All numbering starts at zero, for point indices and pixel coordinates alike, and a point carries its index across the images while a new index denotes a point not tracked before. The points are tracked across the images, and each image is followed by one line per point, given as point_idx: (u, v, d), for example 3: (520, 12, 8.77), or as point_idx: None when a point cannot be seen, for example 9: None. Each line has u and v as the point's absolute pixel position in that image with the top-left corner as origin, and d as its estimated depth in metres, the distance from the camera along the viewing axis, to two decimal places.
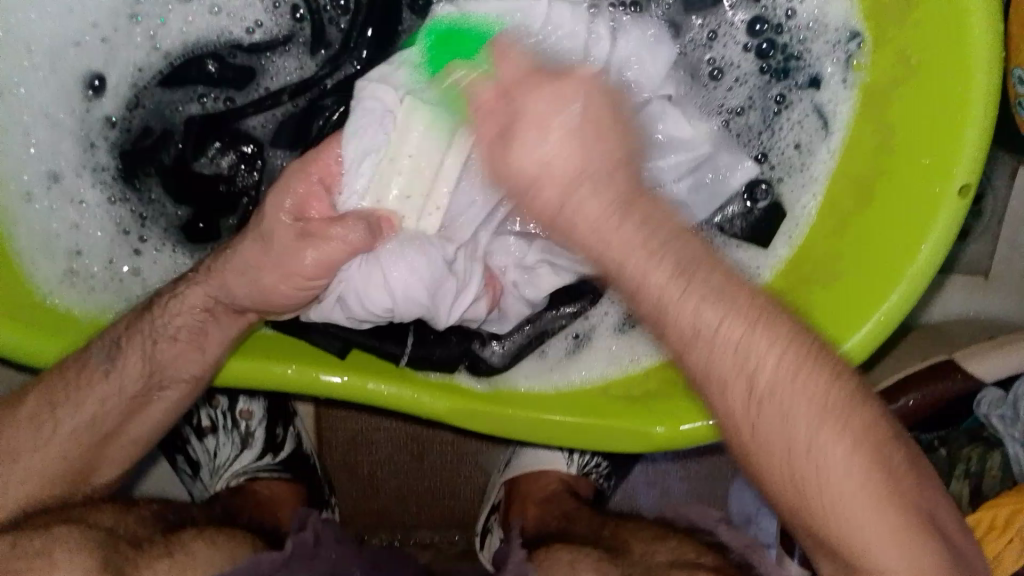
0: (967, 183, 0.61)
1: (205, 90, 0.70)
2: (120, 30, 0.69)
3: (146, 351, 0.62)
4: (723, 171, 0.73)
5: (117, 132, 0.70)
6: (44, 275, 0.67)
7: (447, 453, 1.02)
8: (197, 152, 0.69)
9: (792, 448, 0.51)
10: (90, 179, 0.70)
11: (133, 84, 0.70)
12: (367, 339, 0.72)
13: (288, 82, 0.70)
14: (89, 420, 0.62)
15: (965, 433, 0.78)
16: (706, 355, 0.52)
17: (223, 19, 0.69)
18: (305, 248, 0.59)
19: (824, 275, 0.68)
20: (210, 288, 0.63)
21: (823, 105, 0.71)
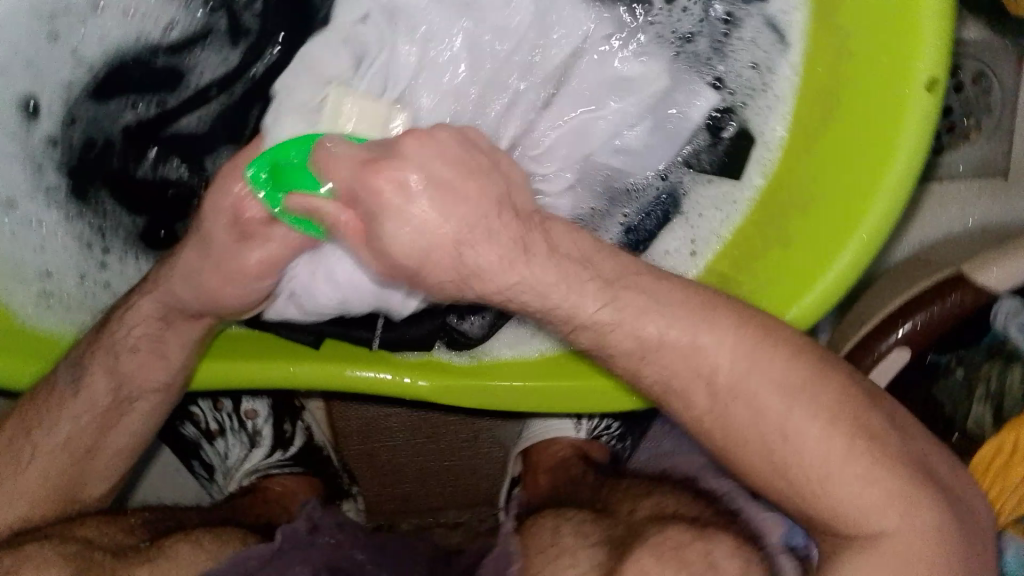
0: (934, 77, 0.56)
1: (133, 95, 0.68)
2: (43, 49, 0.68)
3: (109, 365, 0.63)
4: (680, 106, 0.70)
5: (60, 151, 0.70)
6: (20, 301, 0.68)
7: (463, 433, 1.00)
8: (138, 160, 0.69)
9: (766, 433, 0.51)
10: (44, 202, 0.71)
11: (65, 101, 0.69)
12: (335, 326, 0.71)
13: (215, 75, 0.68)
14: (64, 441, 0.63)
15: (984, 349, 0.73)
16: (662, 367, 0.52)
17: (136, 20, 0.68)
18: (246, 251, 0.57)
19: (801, 201, 0.64)
20: (159, 297, 0.61)
21: (774, 17, 0.66)
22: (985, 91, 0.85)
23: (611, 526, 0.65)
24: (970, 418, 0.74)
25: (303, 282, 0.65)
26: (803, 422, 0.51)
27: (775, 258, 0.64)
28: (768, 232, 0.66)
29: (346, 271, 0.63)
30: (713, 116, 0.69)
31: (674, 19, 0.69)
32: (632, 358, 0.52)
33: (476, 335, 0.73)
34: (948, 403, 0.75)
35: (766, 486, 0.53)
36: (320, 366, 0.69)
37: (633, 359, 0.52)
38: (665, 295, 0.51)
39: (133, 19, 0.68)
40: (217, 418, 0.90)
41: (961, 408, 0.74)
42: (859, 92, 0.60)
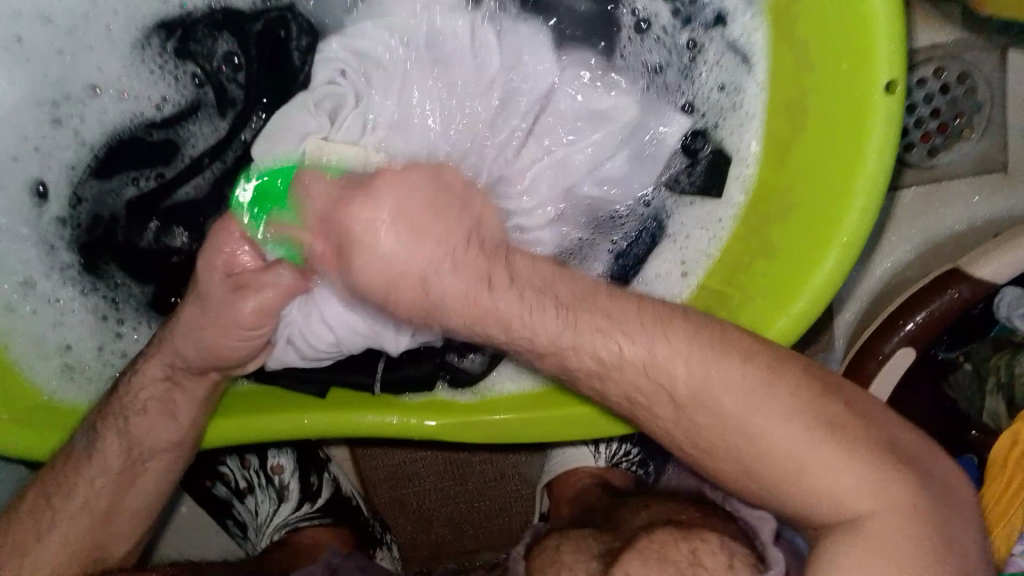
0: (892, 80, 0.57)
1: (131, 171, 0.72)
2: (47, 136, 0.73)
3: (120, 428, 0.67)
4: (657, 132, 0.72)
5: (70, 230, 0.74)
6: (45, 378, 0.73)
7: (488, 471, 1.01)
8: (141, 230, 0.72)
9: (731, 434, 0.50)
10: (60, 280, 0.74)
11: (71, 182, 0.73)
12: (336, 373, 0.74)
13: (207, 145, 0.72)
14: (82, 504, 0.66)
15: (993, 341, 0.73)
16: (626, 376, 0.51)
17: (129, 102, 0.73)
18: (240, 300, 0.62)
19: (783, 211, 0.65)
20: (163, 358, 0.66)
21: (736, 39, 0.68)
22: (971, 89, 0.84)
23: (612, 537, 0.66)
24: (986, 410, 0.73)
25: (299, 326, 0.68)
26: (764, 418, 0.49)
27: (764, 272, 0.65)
28: (754, 245, 0.67)
29: (338, 320, 0.68)
30: (686, 139, 0.71)
31: (645, 50, 0.71)
32: (598, 375, 0.52)
33: (476, 371, 0.75)
34: (961, 398, 0.75)
35: (739, 486, 0.51)
36: (329, 416, 0.71)
37: (598, 366, 0.52)
38: (618, 312, 0.51)
39: (128, 100, 0.73)
40: (244, 475, 0.92)
41: (976, 403, 0.74)
42: (825, 101, 0.61)
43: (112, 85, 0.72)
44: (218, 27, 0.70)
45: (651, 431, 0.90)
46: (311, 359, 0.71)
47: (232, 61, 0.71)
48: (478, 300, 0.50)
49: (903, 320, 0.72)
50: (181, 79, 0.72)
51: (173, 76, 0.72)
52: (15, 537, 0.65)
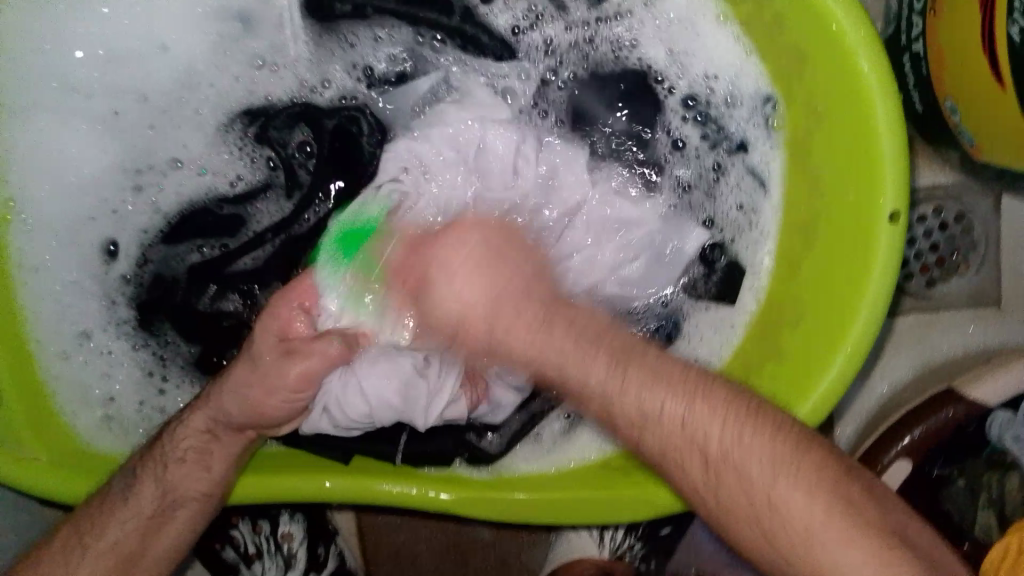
0: (896, 210, 0.63)
1: (198, 238, 0.81)
2: (127, 200, 0.81)
3: (157, 475, 0.71)
4: (679, 241, 0.78)
5: (132, 287, 0.81)
6: (85, 426, 0.77)
7: (489, 558, 1.03)
8: (199, 294, 0.81)
9: (754, 500, 0.56)
10: (115, 333, 0.80)
11: (139, 244, 0.81)
12: (362, 444, 0.79)
13: (271, 222, 0.82)
14: (112, 544, 0.69)
15: (985, 459, 0.78)
16: (659, 437, 0.58)
17: (205, 178, 0.82)
18: (288, 363, 0.69)
19: (791, 321, 0.71)
20: (209, 411, 0.72)
21: (755, 165, 0.76)
22: (967, 228, 0.92)
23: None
24: (977, 524, 0.77)
25: (336, 397, 0.74)
26: (789, 489, 0.55)
27: (771, 372, 0.70)
28: (764, 348, 0.73)
29: (376, 386, 0.74)
30: (704, 250, 0.78)
31: (674, 168, 0.79)
32: (633, 431, 0.59)
33: (493, 451, 0.80)
34: (956, 512, 0.79)
35: (753, 548, 0.57)
36: (350, 481, 0.74)
37: (635, 421, 0.58)
38: (664, 372, 0.58)
39: (206, 176, 0.82)
40: (254, 540, 0.94)
41: (969, 517, 0.78)
42: (834, 224, 0.68)
43: (191, 163, 0.82)
44: (297, 120, 0.81)
45: (656, 526, 0.96)
46: (342, 428, 0.76)
47: (306, 150, 0.82)
48: (540, 364, 0.58)
49: (903, 431, 0.78)
50: (256, 161, 0.82)
51: (249, 158, 0.82)
52: (40, 572, 0.68)
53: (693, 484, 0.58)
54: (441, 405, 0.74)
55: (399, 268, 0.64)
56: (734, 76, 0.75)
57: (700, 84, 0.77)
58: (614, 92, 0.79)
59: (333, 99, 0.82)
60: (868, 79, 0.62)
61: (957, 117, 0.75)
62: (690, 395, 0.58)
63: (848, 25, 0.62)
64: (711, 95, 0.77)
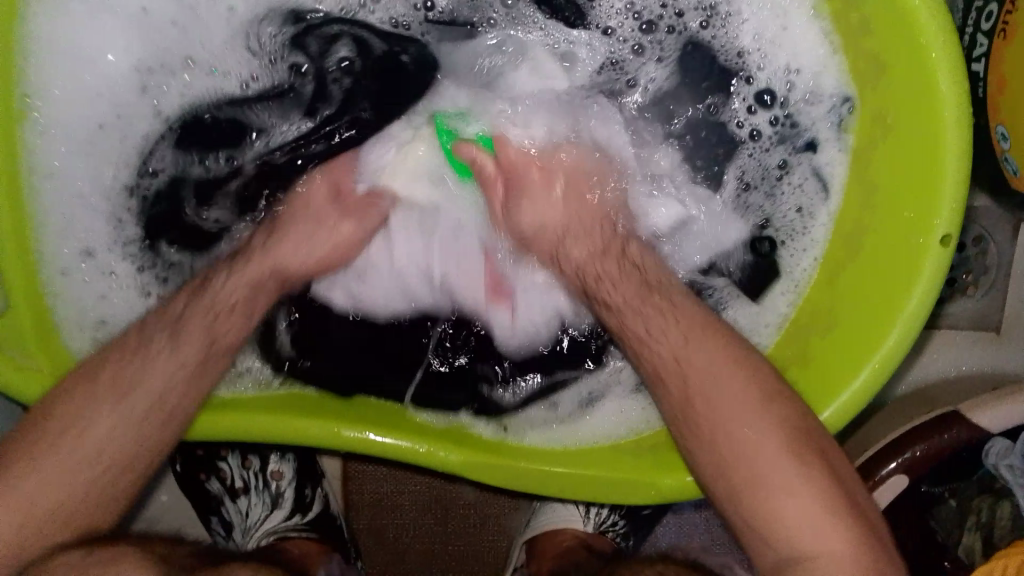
0: (948, 235, 0.64)
1: (209, 148, 0.80)
2: (133, 103, 0.79)
3: (178, 396, 0.70)
4: (722, 234, 0.81)
5: (135, 199, 0.80)
6: (81, 347, 0.77)
7: (471, 517, 1.03)
8: (202, 209, 0.80)
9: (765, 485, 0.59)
10: (120, 253, 0.80)
11: (141, 149, 0.80)
12: (373, 363, 0.81)
13: (286, 138, 0.80)
14: (129, 458, 0.66)
15: (976, 483, 0.80)
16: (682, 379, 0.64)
17: (219, 80, 0.80)
18: (319, 241, 0.78)
19: (824, 325, 0.72)
20: (239, 326, 0.74)
21: (821, 168, 0.76)
22: (983, 250, 0.93)
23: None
24: (961, 545, 0.80)
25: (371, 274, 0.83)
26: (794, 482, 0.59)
27: (795, 374, 0.72)
28: (795, 348, 0.74)
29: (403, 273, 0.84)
30: (750, 245, 0.80)
31: (738, 158, 0.80)
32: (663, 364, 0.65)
33: (506, 402, 0.82)
34: (941, 530, 0.82)
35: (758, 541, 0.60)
36: (364, 431, 0.74)
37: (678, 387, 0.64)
38: (708, 342, 0.65)
39: (222, 81, 0.80)
40: (242, 475, 0.94)
41: (954, 536, 0.81)
42: (882, 237, 0.68)
43: (203, 67, 0.79)
44: (336, 32, 0.79)
45: (639, 508, 0.95)
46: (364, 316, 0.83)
47: (341, 66, 0.80)
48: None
49: (904, 448, 0.78)
50: (277, 64, 0.80)
51: (268, 61, 0.80)
52: (50, 463, 0.64)
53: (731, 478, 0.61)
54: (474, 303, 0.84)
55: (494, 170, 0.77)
56: (813, 76, 0.74)
57: (779, 83, 0.77)
58: (699, 78, 0.80)
59: (384, 20, 0.81)
60: (946, 97, 0.62)
61: (1005, 145, 0.75)
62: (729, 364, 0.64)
63: (935, 42, 0.61)
64: (790, 93, 0.77)
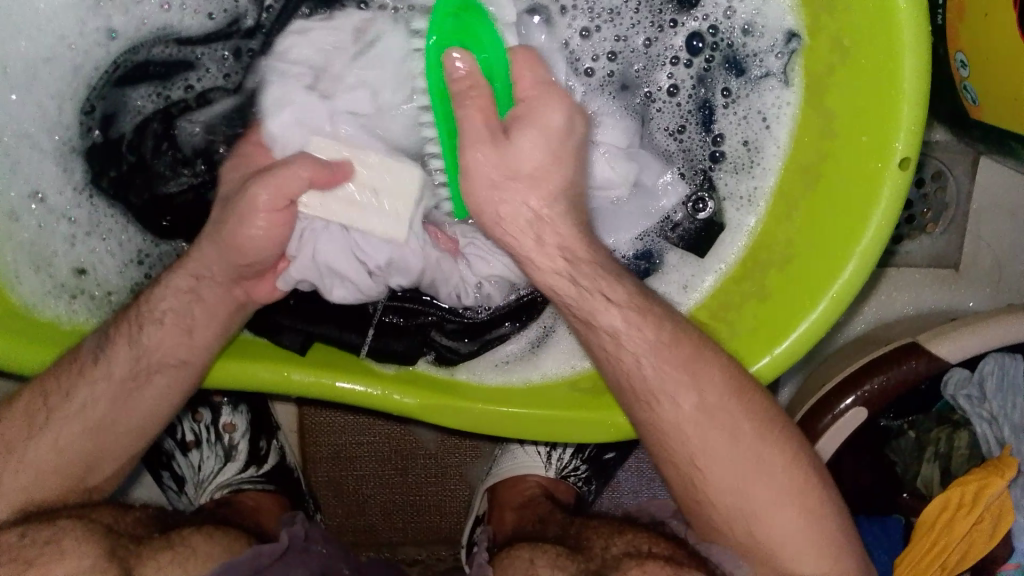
0: (906, 158, 0.63)
1: (167, 80, 0.77)
2: (84, 33, 0.77)
3: (122, 336, 0.69)
4: (657, 193, 0.77)
5: (78, 132, 0.77)
6: (31, 291, 0.75)
7: (430, 466, 1.02)
8: (157, 150, 0.77)
9: (723, 475, 0.63)
10: (72, 199, 0.78)
11: (88, 84, 0.77)
12: (329, 331, 0.75)
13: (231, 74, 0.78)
14: (79, 411, 0.67)
15: (935, 415, 0.80)
16: (646, 382, 0.63)
17: (175, 14, 0.77)
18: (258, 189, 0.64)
19: (780, 257, 0.71)
20: (192, 270, 0.69)
21: (767, 109, 0.74)
22: (941, 188, 0.92)
23: (584, 561, 0.69)
24: (920, 476, 0.80)
25: (315, 237, 0.69)
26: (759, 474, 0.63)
27: (751, 314, 0.70)
28: (745, 286, 0.73)
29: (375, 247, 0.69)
30: (688, 201, 0.77)
31: (672, 101, 0.77)
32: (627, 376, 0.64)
33: (460, 352, 0.79)
34: (899, 462, 0.81)
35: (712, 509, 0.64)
36: (317, 374, 0.71)
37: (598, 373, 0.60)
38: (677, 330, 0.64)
39: (171, 15, 0.77)
40: (194, 428, 0.91)
41: (913, 467, 0.80)
42: (839, 165, 0.67)
43: None
44: None
45: (603, 451, 0.94)
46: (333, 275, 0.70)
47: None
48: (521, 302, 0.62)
49: (861, 380, 0.77)
50: None
51: None
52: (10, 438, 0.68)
53: (689, 428, 0.63)
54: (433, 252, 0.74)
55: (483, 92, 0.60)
56: (756, 5, 0.73)
57: (713, 21, 0.75)
58: (637, 19, 0.75)
59: None
60: (905, 21, 0.60)
61: (965, 72, 0.74)
62: (687, 359, 0.63)
63: None
64: (728, 21, 0.74)
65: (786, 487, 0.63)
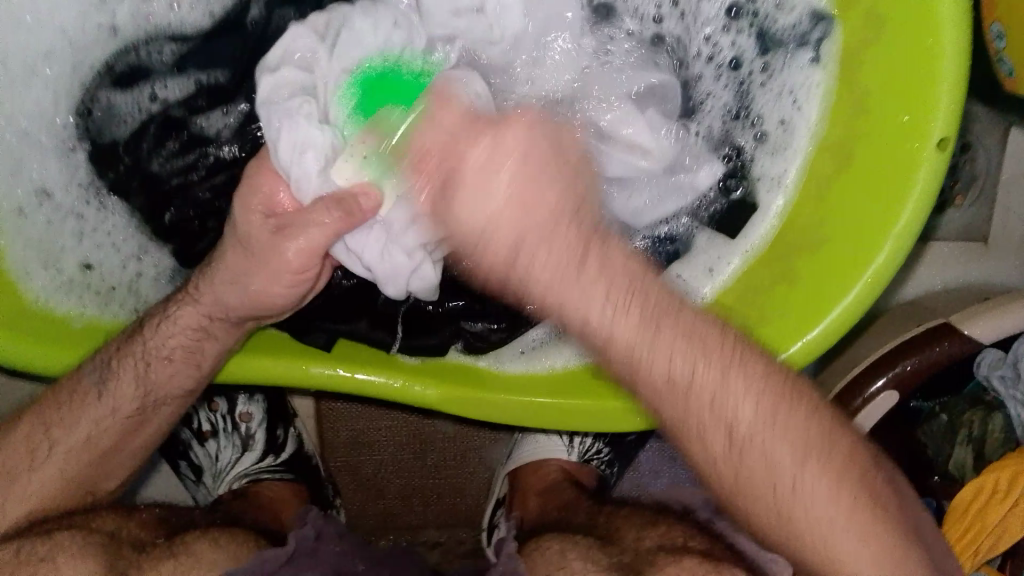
0: (944, 138, 0.60)
1: (159, 81, 0.75)
2: (82, 29, 0.75)
3: (124, 348, 0.68)
4: (690, 171, 0.74)
5: (79, 132, 0.76)
6: (42, 286, 0.73)
7: (449, 450, 1.00)
8: (152, 150, 0.74)
9: (778, 487, 0.51)
10: (77, 196, 0.76)
11: (84, 87, 0.75)
12: (350, 327, 0.73)
13: (217, 78, 0.74)
14: (83, 427, 0.68)
15: (966, 397, 0.78)
16: (676, 405, 0.51)
17: (176, 12, 0.75)
18: (282, 241, 0.62)
19: (810, 241, 0.68)
20: (201, 308, 0.67)
21: (795, 88, 0.71)
22: (971, 160, 0.88)
23: (618, 553, 0.69)
24: (952, 459, 0.78)
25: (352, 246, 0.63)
26: (819, 482, 0.51)
27: (780, 295, 0.68)
28: (773, 267, 0.71)
29: (388, 264, 0.63)
30: (722, 180, 0.74)
31: (711, 76, 0.75)
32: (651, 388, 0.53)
33: (491, 340, 0.76)
34: (930, 445, 0.80)
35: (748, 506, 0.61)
36: (336, 368, 0.70)
37: (658, 384, 0.50)
38: (698, 335, 0.51)
39: (181, 13, 0.75)
40: (210, 418, 0.90)
41: (945, 450, 0.79)
42: (872, 144, 0.64)
43: None
44: None
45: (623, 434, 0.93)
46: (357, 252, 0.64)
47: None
48: (587, 318, 0.48)
49: (897, 361, 0.75)
50: None
51: None
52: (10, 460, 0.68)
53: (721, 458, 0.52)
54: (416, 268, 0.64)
55: (434, 142, 0.49)
56: None
57: None
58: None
59: None
60: None
61: (1001, 43, 0.71)
62: (722, 371, 0.50)
63: None
64: None
65: (847, 508, 0.51)
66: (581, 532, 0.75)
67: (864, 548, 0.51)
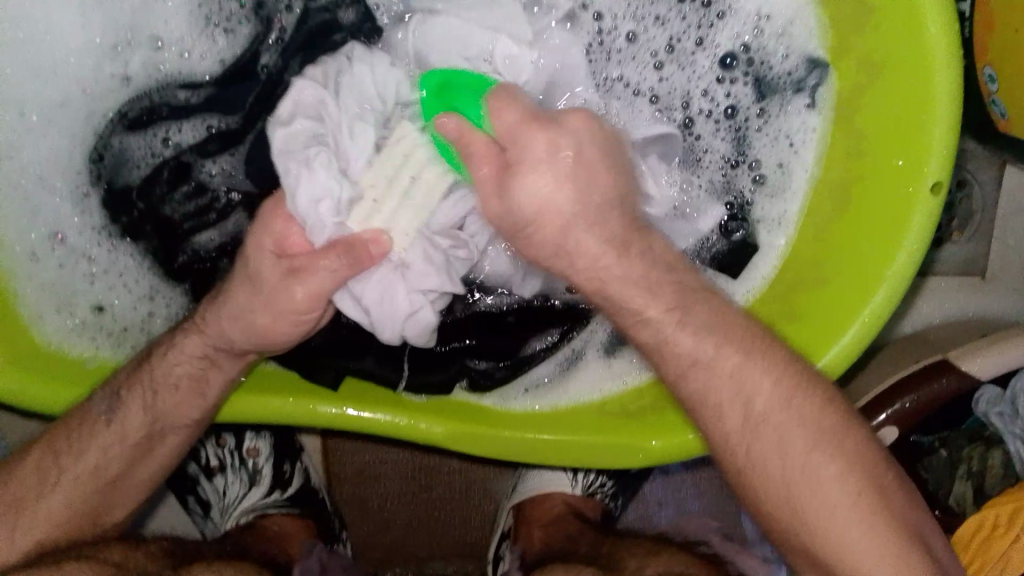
0: (939, 182, 0.61)
1: (171, 124, 0.77)
2: (99, 82, 0.78)
3: (130, 384, 0.69)
4: (695, 213, 0.77)
5: (90, 177, 0.78)
6: (56, 329, 0.74)
7: (456, 482, 1.01)
8: (165, 196, 0.77)
9: (786, 469, 0.56)
10: (91, 239, 0.78)
11: (98, 134, 0.78)
12: (360, 365, 0.75)
13: (226, 123, 0.77)
14: (90, 463, 0.69)
15: (965, 432, 0.79)
16: (705, 381, 0.58)
17: (191, 62, 0.78)
18: (293, 283, 0.64)
19: (809, 280, 0.69)
20: (206, 338, 0.68)
21: (793, 132, 0.73)
22: (967, 196, 0.91)
23: None
24: (952, 493, 0.80)
25: (351, 288, 0.66)
26: (823, 466, 0.55)
27: (779, 336, 0.68)
28: (772, 308, 0.71)
29: (384, 308, 0.66)
30: (724, 222, 0.76)
31: (711, 122, 0.76)
32: (677, 374, 0.59)
33: (496, 378, 0.78)
34: (932, 479, 0.80)
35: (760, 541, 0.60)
36: (342, 406, 0.71)
37: (684, 364, 0.58)
38: (723, 322, 0.59)
39: (192, 62, 0.78)
40: (218, 453, 0.91)
41: (945, 485, 0.80)
42: (868, 188, 0.65)
43: (180, 45, 0.78)
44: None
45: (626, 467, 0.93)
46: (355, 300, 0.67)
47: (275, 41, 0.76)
48: (605, 289, 0.59)
49: (895, 398, 0.76)
50: (235, 36, 0.77)
51: (227, 34, 0.77)
52: (21, 489, 0.68)
53: (726, 435, 0.57)
54: (414, 316, 0.66)
55: (490, 146, 0.57)
56: (785, 23, 0.71)
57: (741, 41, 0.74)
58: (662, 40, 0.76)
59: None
60: (935, 44, 0.59)
61: (993, 87, 0.72)
62: (742, 359, 0.57)
63: None
64: (758, 38, 0.73)
65: (846, 495, 0.54)
66: (583, 562, 0.76)
67: (864, 538, 0.53)
